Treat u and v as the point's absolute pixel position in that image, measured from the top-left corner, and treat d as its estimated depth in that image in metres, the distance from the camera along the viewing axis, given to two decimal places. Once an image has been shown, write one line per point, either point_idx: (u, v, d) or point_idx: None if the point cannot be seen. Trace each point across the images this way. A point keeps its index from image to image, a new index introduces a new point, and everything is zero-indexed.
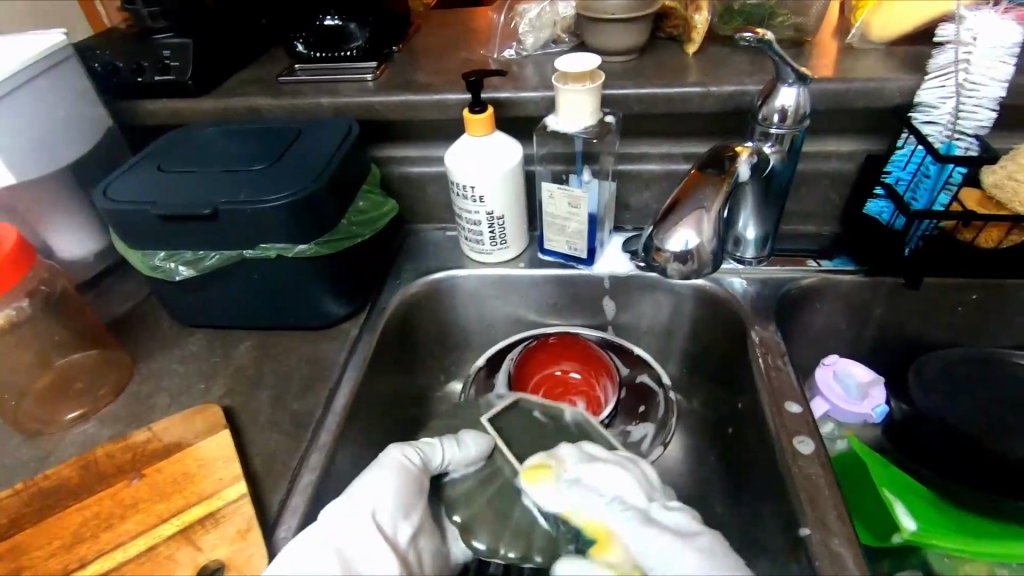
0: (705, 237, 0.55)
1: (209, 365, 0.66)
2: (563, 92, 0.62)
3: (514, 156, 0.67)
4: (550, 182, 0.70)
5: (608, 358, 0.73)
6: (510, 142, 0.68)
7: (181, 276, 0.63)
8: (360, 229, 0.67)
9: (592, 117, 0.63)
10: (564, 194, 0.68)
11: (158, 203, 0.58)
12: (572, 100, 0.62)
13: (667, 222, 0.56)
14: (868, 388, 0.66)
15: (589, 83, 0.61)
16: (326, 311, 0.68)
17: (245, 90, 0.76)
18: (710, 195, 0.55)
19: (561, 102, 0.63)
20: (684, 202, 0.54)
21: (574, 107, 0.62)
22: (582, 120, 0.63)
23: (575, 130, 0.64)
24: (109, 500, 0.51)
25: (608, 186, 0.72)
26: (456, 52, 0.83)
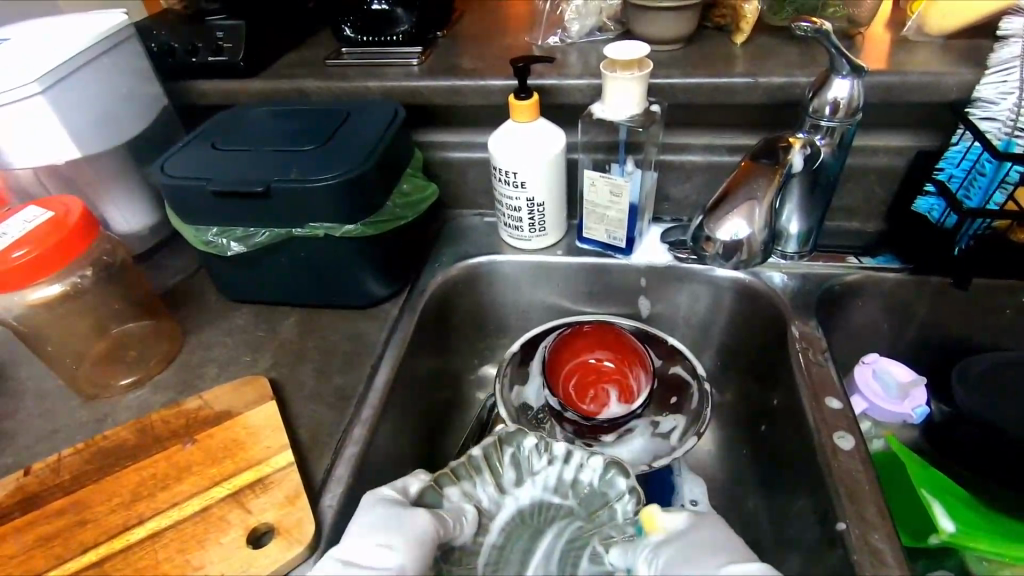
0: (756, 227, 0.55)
1: (255, 338, 0.68)
2: (612, 80, 0.62)
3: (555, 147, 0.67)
4: (592, 171, 0.70)
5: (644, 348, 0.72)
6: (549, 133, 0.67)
7: (233, 252, 0.65)
8: (403, 212, 0.68)
9: (639, 107, 0.63)
10: (606, 183, 0.68)
11: (214, 180, 0.60)
12: (619, 88, 0.62)
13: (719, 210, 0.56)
14: (908, 388, 0.65)
15: (636, 72, 0.61)
16: (368, 291, 0.69)
17: (294, 73, 0.77)
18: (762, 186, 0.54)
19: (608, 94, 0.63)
20: (735, 191, 0.54)
21: (621, 97, 0.62)
22: (627, 110, 0.63)
23: (622, 119, 0.64)
24: (165, 462, 0.53)
25: (649, 176, 0.71)
26: (500, 39, 0.83)
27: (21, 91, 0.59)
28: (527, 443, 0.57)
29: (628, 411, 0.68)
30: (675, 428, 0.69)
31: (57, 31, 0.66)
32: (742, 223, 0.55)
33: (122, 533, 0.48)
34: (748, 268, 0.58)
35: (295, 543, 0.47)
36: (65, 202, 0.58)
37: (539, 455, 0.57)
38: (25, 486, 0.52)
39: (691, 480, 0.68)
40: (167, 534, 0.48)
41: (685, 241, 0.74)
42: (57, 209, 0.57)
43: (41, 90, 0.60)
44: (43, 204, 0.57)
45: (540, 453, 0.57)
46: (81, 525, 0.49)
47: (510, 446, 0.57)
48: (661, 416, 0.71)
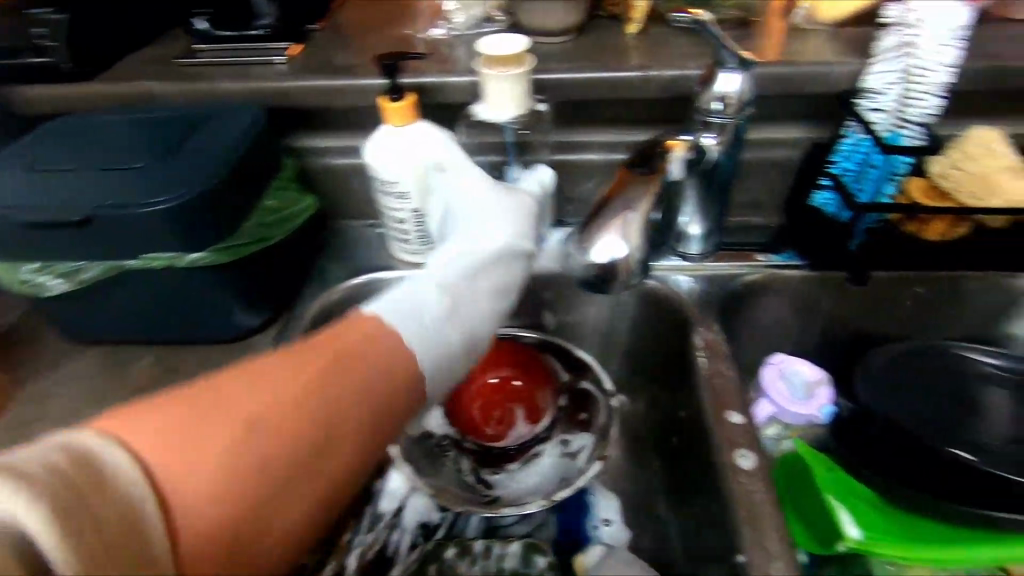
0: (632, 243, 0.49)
1: (102, 385, 0.59)
2: (490, 78, 0.56)
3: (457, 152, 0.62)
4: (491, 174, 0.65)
5: (546, 362, 0.69)
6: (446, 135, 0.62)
7: (56, 290, 0.55)
8: (267, 231, 0.61)
9: (521, 106, 0.58)
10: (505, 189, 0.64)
11: (21, 210, 0.51)
12: (500, 87, 0.56)
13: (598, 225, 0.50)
14: (816, 387, 0.64)
15: (517, 68, 0.56)
16: (235, 322, 0.61)
17: (139, 74, 0.67)
18: (637, 197, 0.49)
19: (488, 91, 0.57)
20: (609, 205, 0.49)
21: (502, 94, 0.57)
22: (508, 109, 0.58)
23: (503, 118, 0.58)
24: None
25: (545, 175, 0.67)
26: (381, 31, 0.75)
27: None
28: (448, 554, 0.56)
29: (533, 433, 0.65)
30: (583, 448, 0.64)
31: None
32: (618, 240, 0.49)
33: None
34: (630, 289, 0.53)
35: None
36: None
37: (461, 559, 0.55)
38: None
39: (605, 497, 0.64)
40: None
41: None
42: None
43: None
44: None
45: (462, 557, 0.56)
46: None
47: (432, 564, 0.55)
48: (571, 437, 0.66)
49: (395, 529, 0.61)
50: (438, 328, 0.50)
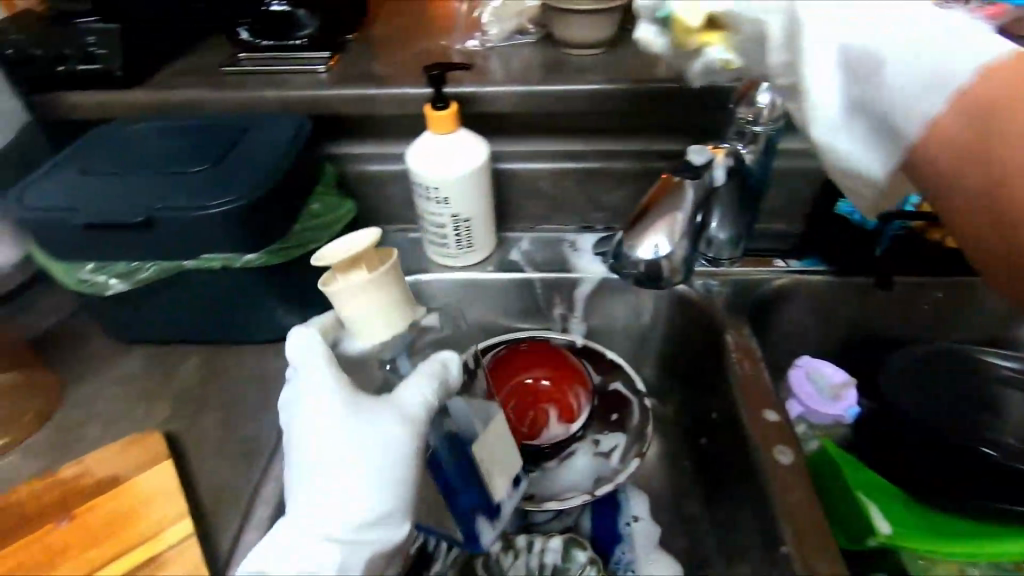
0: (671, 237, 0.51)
1: (149, 385, 0.60)
2: (335, 297, 0.45)
3: (310, 354, 0.44)
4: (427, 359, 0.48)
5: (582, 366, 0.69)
6: (300, 337, 0.46)
7: (114, 291, 0.56)
8: (314, 236, 0.62)
9: (395, 321, 0.47)
10: (399, 402, 0.44)
11: (84, 211, 0.52)
12: (353, 309, 0.45)
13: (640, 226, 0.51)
14: (840, 389, 0.66)
15: (366, 274, 0.45)
16: (281, 323, 0.62)
17: (183, 82, 0.69)
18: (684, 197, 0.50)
19: (337, 303, 0.46)
20: (657, 204, 0.49)
21: (355, 296, 0.45)
22: (375, 334, 0.47)
23: (380, 339, 0.47)
24: (35, 548, 0.45)
25: (451, 360, 0.49)
26: (415, 43, 0.78)
27: None
28: (494, 547, 0.57)
29: (568, 432, 0.65)
30: (616, 447, 0.66)
31: None
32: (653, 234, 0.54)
33: None
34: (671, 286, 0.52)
35: None
36: None
37: (505, 553, 0.57)
38: None
39: (635, 496, 0.66)
40: None
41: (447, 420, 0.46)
42: None
43: None
44: None
45: (506, 550, 0.57)
46: None
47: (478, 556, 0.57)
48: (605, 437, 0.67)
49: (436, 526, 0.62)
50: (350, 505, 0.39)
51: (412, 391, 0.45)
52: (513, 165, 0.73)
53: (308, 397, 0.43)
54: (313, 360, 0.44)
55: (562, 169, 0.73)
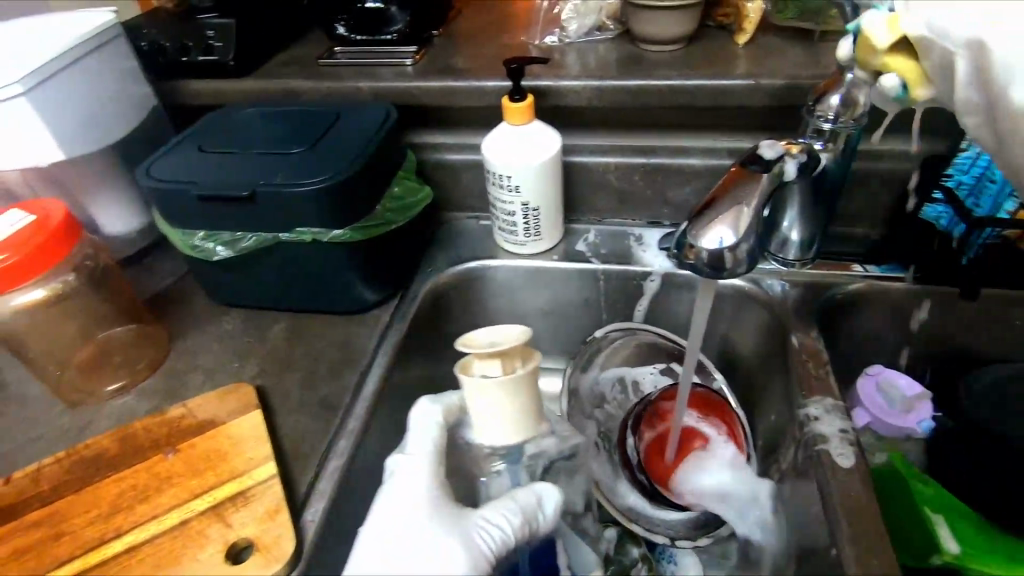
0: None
1: (242, 344, 0.67)
2: (472, 386, 0.47)
3: (422, 440, 0.52)
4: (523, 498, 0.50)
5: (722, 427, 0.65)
6: (430, 417, 0.54)
7: (219, 257, 0.63)
8: (394, 216, 0.67)
9: (513, 432, 0.48)
10: (477, 526, 0.48)
11: (199, 184, 0.59)
12: (483, 401, 0.47)
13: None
14: (914, 401, 0.63)
15: (502, 369, 0.47)
16: (359, 297, 0.67)
17: (286, 72, 0.76)
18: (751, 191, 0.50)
19: (467, 395, 0.48)
20: (721, 199, 0.50)
21: (481, 401, 0.47)
22: (499, 433, 0.49)
23: (495, 443, 0.49)
24: (146, 473, 0.52)
25: (548, 498, 0.50)
26: (496, 38, 0.81)
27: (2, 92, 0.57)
28: None
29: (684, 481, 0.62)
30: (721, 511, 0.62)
31: (43, 29, 0.64)
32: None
33: (98, 547, 0.47)
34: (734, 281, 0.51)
35: (273, 561, 0.46)
36: (47, 205, 0.57)
37: None
38: (3, 496, 0.51)
39: None
40: (144, 548, 0.47)
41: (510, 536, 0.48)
42: (39, 213, 0.56)
43: (23, 91, 0.58)
44: (24, 207, 0.56)
45: None
46: (58, 538, 0.48)
47: None
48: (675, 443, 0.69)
49: None
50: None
51: (495, 519, 0.48)
52: (584, 158, 0.75)
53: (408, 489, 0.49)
54: (424, 457, 0.51)
55: (632, 163, 0.74)
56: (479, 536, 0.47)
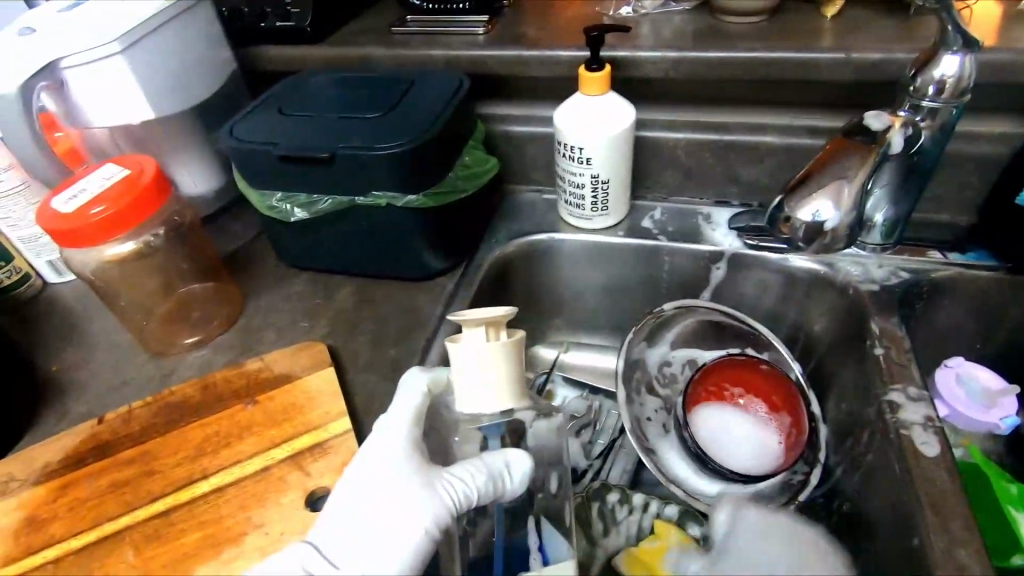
0: (842, 209, 0.57)
1: (312, 305, 0.69)
2: (455, 350, 0.48)
3: (405, 402, 0.51)
4: (490, 457, 0.48)
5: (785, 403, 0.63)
6: (417, 383, 0.53)
7: (296, 218, 0.65)
8: (464, 184, 0.67)
9: (504, 395, 0.48)
10: (438, 484, 0.46)
11: (281, 145, 0.60)
12: (466, 368, 0.48)
13: (802, 193, 0.58)
14: (996, 396, 0.60)
15: (489, 338, 0.48)
16: (425, 264, 0.68)
17: (359, 39, 0.76)
18: (853, 163, 0.55)
19: (455, 362, 0.48)
20: (822, 173, 0.56)
21: (470, 364, 0.47)
22: (479, 404, 0.48)
23: (477, 412, 0.49)
24: (228, 421, 0.54)
25: (517, 461, 0.48)
26: (568, 8, 0.80)
27: (102, 51, 0.59)
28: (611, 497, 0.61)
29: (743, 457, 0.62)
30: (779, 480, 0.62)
31: None
32: (827, 205, 0.57)
33: (187, 486, 0.50)
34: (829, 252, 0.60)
35: None
36: (140, 160, 0.59)
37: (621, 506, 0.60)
38: (98, 434, 0.55)
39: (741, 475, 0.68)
40: (229, 491, 0.49)
41: (469, 496, 0.45)
42: (133, 168, 0.58)
43: (121, 49, 0.60)
44: (120, 163, 0.59)
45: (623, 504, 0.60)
46: (150, 476, 0.51)
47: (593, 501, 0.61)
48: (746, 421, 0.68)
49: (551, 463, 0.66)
50: (370, 534, 0.44)
51: (459, 476, 0.46)
52: (655, 133, 0.73)
53: (376, 444, 0.48)
54: (401, 416, 0.50)
55: (705, 139, 0.72)
56: (443, 494, 0.45)
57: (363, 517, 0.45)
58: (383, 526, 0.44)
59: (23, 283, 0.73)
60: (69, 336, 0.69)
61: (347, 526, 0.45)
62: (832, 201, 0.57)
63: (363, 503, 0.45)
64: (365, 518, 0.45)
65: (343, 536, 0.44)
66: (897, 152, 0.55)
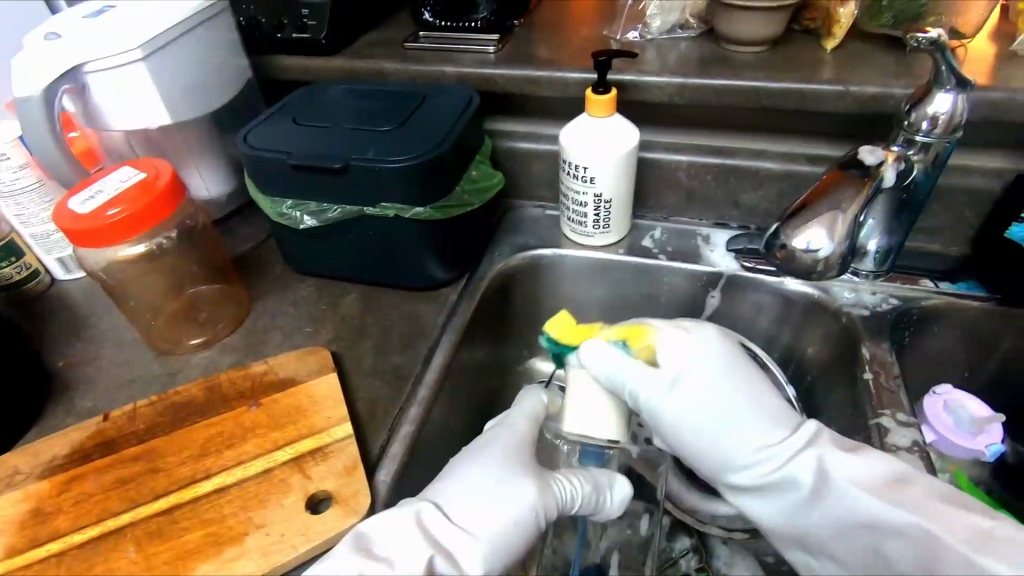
0: (836, 239, 0.58)
1: (317, 310, 0.70)
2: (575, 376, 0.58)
3: (525, 405, 0.59)
4: (601, 474, 0.56)
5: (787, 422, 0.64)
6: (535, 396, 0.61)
7: (304, 226, 0.67)
8: (471, 198, 0.69)
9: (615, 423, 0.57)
10: (553, 480, 0.53)
11: (294, 153, 0.62)
12: (581, 392, 0.57)
13: (798, 221, 0.59)
14: (984, 424, 0.61)
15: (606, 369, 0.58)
16: (429, 274, 0.70)
17: (373, 53, 0.78)
18: (848, 196, 0.57)
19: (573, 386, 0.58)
20: (817, 203, 0.58)
21: (586, 391, 0.57)
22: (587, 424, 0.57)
23: (582, 432, 0.57)
24: (232, 422, 0.55)
25: (620, 486, 0.56)
26: (577, 30, 0.82)
27: (123, 57, 0.61)
28: None
29: None
30: None
31: None
32: (821, 234, 0.58)
33: (190, 485, 0.51)
34: (822, 278, 0.62)
35: (351, 513, 0.48)
36: (156, 164, 0.61)
37: None
38: (104, 430, 0.56)
39: None
40: (231, 491, 0.50)
41: (574, 501, 0.52)
42: (149, 172, 0.59)
43: (142, 56, 0.62)
44: (137, 166, 0.60)
45: None
46: (154, 473, 0.52)
47: None
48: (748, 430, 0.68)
49: None
50: (486, 502, 0.49)
51: (570, 481, 0.53)
52: (657, 154, 0.75)
53: (505, 438, 0.55)
54: (522, 415, 0.58)
55: (706, 162, 0.74)
56: (556, 486, 0.52)
57: (479, 486, 0.50)
58: (494, 498, 0.49)
59: (33, 279, 0.74)
60: (77, 333, 0.70)
61: (462, 492, 0.50)
62: (826, 231, 0.58)
63: (482, 472, 0.51)
64: (482, 487, 0.50)
65: (460, 499, 0.49)
66: (888, 185, 0.58)
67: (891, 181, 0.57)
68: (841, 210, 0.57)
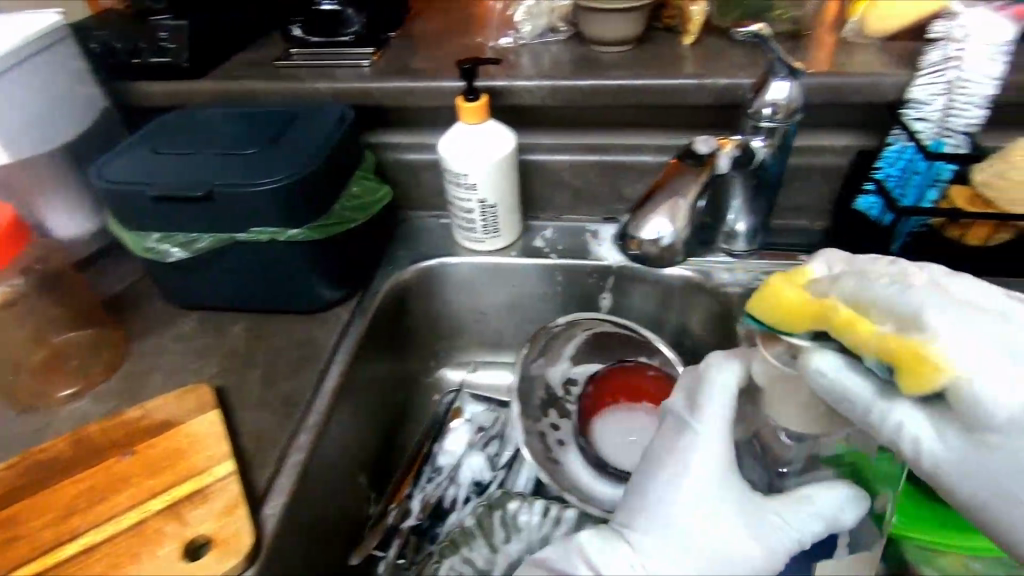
0: (677, 225, 0.64)
1: (201, 345, 0.67)
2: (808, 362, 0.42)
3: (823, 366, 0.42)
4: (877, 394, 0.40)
5: None
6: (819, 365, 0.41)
7: (174, 258, 0.63)
8: (352, 214, 0.68)
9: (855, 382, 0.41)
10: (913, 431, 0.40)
11: (153, 184, 0.59)
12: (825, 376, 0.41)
13: (642, 213, 0.65)
14: None
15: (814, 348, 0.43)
16: (318, 296, 0.68)
17: (243, 73, 0.76)
18: (689, 181, 0.61)
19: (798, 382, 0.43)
20: (660, 190, 0.63)
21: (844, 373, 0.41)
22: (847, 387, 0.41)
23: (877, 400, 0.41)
24: (102, 475, 0.51)
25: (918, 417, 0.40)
26: (453, 39, 0.83)
27: None
28: (513, 504, 0.62)
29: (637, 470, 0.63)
30: None
31: None
32: (665, 222, 0.64)
33: (54, 549, 0.47)
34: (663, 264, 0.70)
35: (232, 555, 0.46)
36: None
37: (522, 512, 0.61)
38: None
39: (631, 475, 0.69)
40: (100, 549, 0.47)
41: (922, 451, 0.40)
42: None
43: None
44: None
45: (524, 510, 0.61)
46: (12, 542, 0.48)
47: (497, 510, 0.62)
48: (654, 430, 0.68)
49: (453, 484, 0.68)
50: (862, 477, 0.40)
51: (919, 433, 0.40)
52: (539, 156, 0.77)
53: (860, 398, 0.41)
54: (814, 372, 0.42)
55: (586, 160, 0.76)
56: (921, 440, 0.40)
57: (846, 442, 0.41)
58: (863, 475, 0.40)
59: None
60: None
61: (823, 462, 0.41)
62: (667, 219, 0.64)
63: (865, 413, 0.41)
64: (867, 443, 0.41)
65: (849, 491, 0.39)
66: (724, 172, 0.62)
67: (726, 168, 0.61)
68: (683, 195, 0.61)
